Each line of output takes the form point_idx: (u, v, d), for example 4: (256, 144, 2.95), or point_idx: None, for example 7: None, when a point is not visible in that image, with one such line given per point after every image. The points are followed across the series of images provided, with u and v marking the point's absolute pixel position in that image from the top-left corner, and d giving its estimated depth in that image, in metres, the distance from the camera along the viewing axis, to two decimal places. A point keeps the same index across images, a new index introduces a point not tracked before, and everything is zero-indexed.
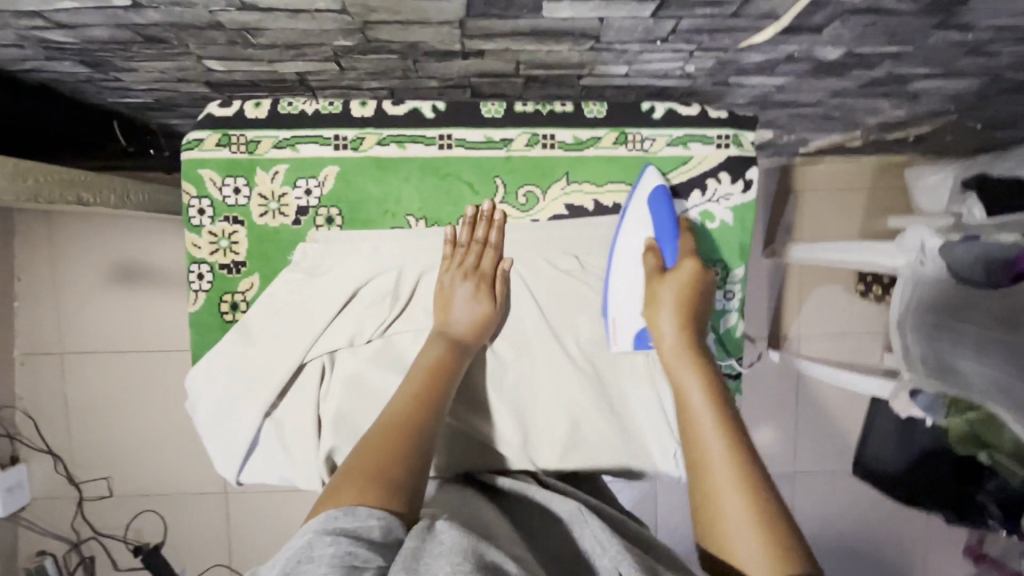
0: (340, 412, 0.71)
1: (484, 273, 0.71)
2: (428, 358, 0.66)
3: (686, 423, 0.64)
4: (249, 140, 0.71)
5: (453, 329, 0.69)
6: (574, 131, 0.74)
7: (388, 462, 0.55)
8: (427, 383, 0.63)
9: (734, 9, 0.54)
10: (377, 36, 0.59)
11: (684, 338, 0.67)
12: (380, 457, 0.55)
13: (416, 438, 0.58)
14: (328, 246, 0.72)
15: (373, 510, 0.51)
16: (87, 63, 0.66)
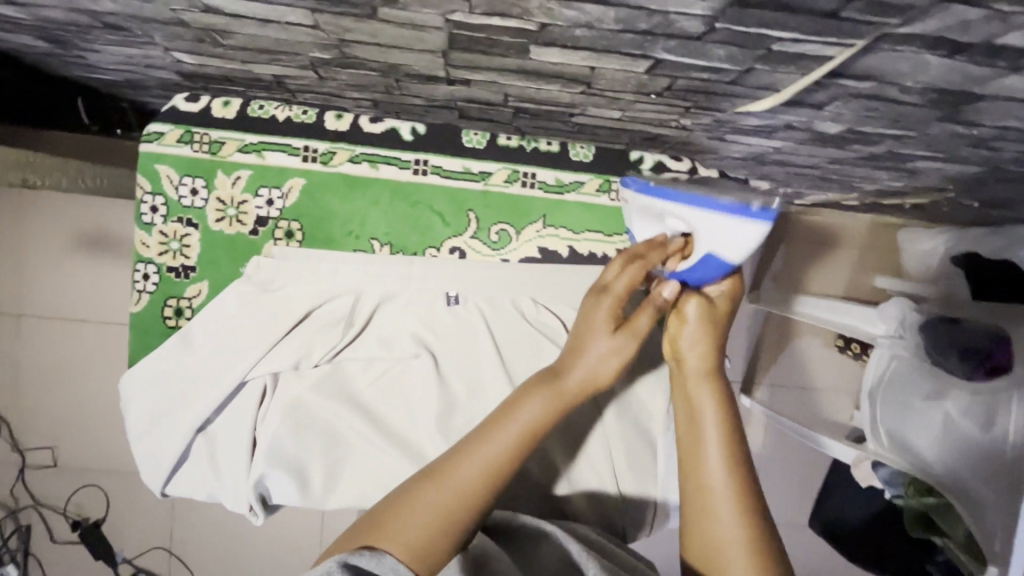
0: (274, 438, 0.67)
1: (620, 295, 0.57)
2: (534, 413, 0.55)
3: (690, 453, 0.59)
4: (213, 140, 0.66)
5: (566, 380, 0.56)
6: (557, 173, 0.70)
7: (438, 521, 0.48)
8: (513, 446, 0.53)
9: (734, 77, 0.51)
10: (355, 53, 0.56)
11: (709, 366, 0.61)
12: (427, 509, 0.49)
13: (482, 500, 0.51)
14: (283, 262, 0.68)
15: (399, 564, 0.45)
16: (47, 39, 0.61)
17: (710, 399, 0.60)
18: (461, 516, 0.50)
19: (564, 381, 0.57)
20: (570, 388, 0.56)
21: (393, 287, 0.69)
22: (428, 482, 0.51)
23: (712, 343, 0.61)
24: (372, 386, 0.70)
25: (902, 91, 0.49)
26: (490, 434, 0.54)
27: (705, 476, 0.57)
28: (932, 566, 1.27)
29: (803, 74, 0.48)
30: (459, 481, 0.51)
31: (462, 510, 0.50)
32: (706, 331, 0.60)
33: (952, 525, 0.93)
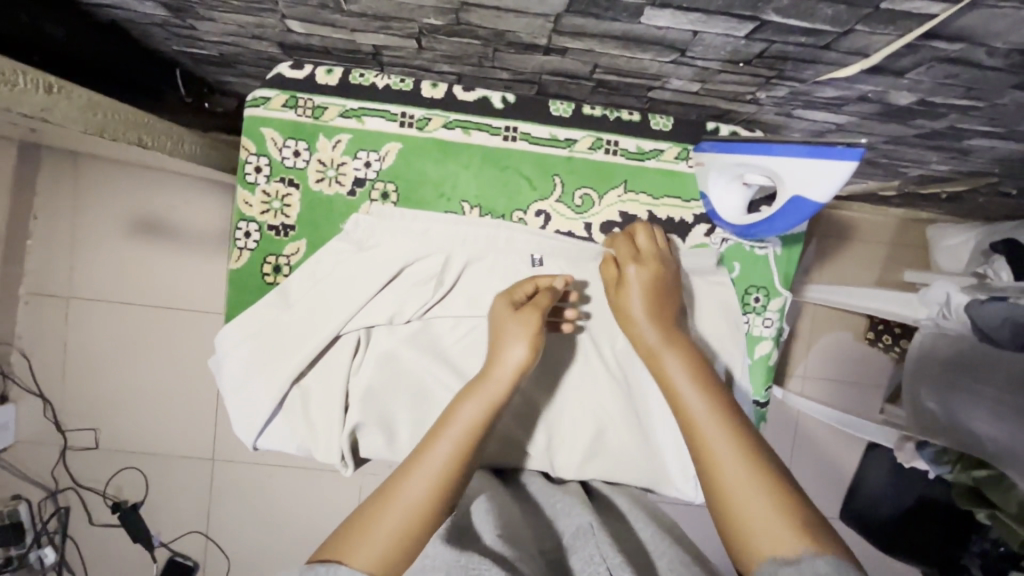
0: (368, 389, 0.71)
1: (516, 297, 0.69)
2: (467, 418, 0.58)
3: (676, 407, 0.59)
4: (317, 105, 0.71)
5: (499, 373, 0.62)
6: (638, 141, 0.74)
7: (404, 526, 0.51)
8: (461, 441, 0.57)
9: (830, 41, 0.54)
10: (468, 19, 0.59)
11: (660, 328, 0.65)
12: (388, 523, 0.51)
13: (442, 500, 0.53)
14: (379, 221, 0.71)
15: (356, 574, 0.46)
16: (170, 7, 0.65)
17: (684, 385, 0.60)
18: (424, 520, 0.52)
19: (495, 375, 0.62)
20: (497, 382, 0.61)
21: (482, 248, 0.72)
22: (385, 496, 0.53)
23: (670, 348, 0.63)
24: (459, 344, 0.73)
25: (988, 54, 0.53)
26: (434, 439, 0.57)
27: (707, 458, 0.54)
28: (967, 556, 1.32)
29: (898, 36, 0.52)
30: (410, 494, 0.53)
31: (428, 513, 0.52)
32: (666, 339, 0.63)
33: (1005, 499, 0.98)
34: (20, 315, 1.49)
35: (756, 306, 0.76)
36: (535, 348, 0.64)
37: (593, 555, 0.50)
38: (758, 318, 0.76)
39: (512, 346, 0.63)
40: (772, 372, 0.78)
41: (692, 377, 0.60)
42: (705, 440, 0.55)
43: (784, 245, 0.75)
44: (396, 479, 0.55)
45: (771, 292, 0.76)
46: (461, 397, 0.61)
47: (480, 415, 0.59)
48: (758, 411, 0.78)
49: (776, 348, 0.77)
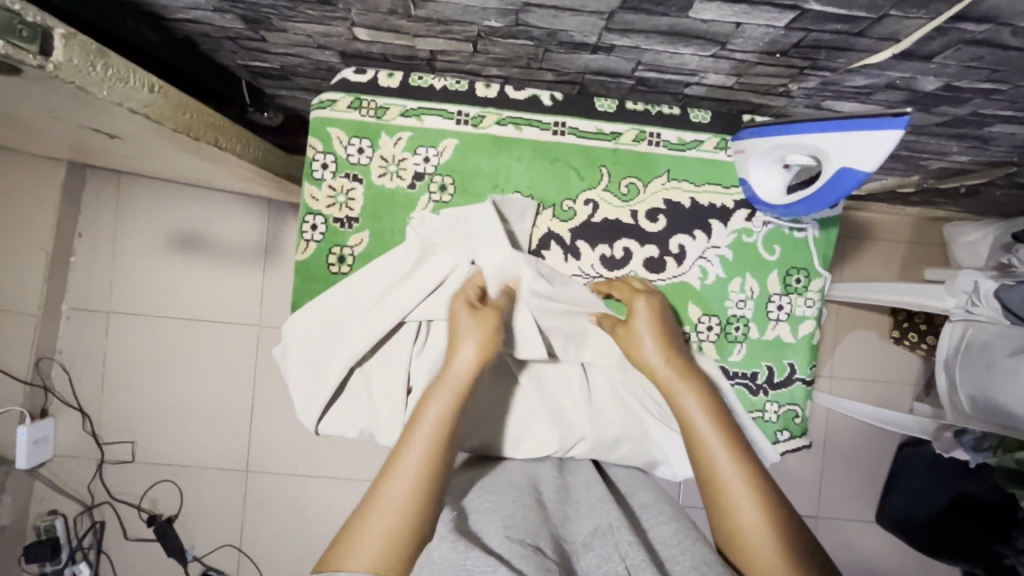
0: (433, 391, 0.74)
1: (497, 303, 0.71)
2: (435, 418, 0.61)
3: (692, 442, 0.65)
4: (379, 106, 0.77)
5: (458, 367, 0.65)
6: (679, 133, 0.78)
7: (391, 532, 0.55)
8: (431, 440, 0.60)
9: (864, 27, 0.59)
10: (527, 20, 0.65)
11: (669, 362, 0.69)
12: (380, 525, 0.55)
13: (424, 503, 0.57)
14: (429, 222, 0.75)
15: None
16: (247, 19, 0.70)
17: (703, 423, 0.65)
18: (413, 527, 0.55)
19: (457, 366, 0.65)
20: (459, 372, 0.64)
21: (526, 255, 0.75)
22: (369, 505, 0.57)
23: (681, 379, 0.68)
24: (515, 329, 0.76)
25: (1012, 34, 0.58)
26: (406, 443, 0.60)
27: (728, 513, 0.59)
28: (1011, 553, 1.23)
29: (929, 20, 0.57)
30: (393, 496, 0.56)
31: (410, 523, 0.55)
32: (682, 387, 0.68)
33: None
34: (62, 331, 1.53)
35: (797, 287, 0.79)
36: (488, 345, 0.66)
37: (611, 553, 0.52)
38: (801, 299, 0.79)
39: (466, 344, 0.66)
40: (816, 351, 0.80)
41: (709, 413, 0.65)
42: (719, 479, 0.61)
43: (822, 227, 0.78)
44: (374, 490, 0.58)
45: (811, 274, 0.79)
46: (426, 397, 0.63)
47: (447, 413, 0.62)
48: (804, 389, 0.80)
49: (819, 328, 0.80)
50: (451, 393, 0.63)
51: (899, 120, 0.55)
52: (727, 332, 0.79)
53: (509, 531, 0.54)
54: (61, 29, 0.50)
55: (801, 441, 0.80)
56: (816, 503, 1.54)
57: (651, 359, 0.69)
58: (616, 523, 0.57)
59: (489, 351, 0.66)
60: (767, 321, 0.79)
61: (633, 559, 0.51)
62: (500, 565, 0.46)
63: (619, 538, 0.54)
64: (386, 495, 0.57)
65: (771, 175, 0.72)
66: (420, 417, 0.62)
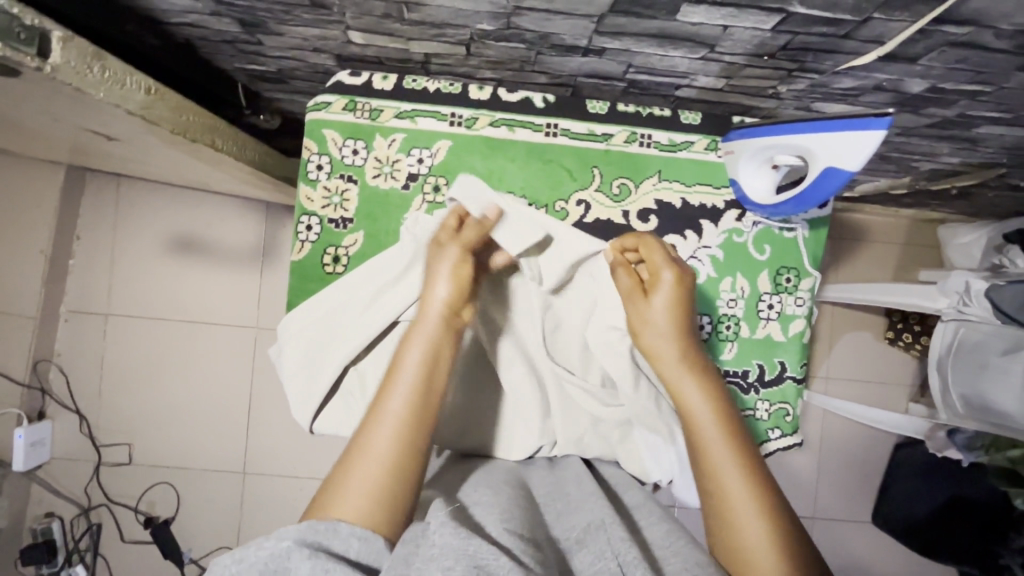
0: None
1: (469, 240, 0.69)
2: (416, 361, 0.62)
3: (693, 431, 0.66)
4: (374, 108, 0.78)
5: (432, 310, 0.65)
6: (670, 134, 0.79)
7: (377, 478, 0.55)
8: (410, 384, 0.61)
9: (849, 30, 0.60)
10: (519, 23, 0.66)
11: (679, 351, 0.69)
12: (367, 475, 0.55)
13: (408, 447, 0.58)
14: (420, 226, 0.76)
15: (355, 529, 0.51)
16: (244, 22, 0.71)
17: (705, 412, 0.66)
18: (398, 474, 0.56)
19: (431, 309, 0.65)
20: (436, 312, 0.65)
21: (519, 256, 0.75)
22: (353, 455, 0.57)
23: (688, 364, 0.69)
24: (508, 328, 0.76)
25: (995, 36, 0.59)
26: (386, 390, 0.61)
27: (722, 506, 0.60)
28: (1008, 554, 1.25)
29: (912, 22, 0.58)
30: (380, 445, 0.57)
31: (394, 468, 0.56)
32: (693, 375, 0.68)
33: None
34: (60, 333, 1.54)
35: (787, 286, 0.80)
36: (459, 286, 0.67)
37: (604, 549, 0.53)
38: (791, 298, 0.80)
39: (440, 282, 0.66)
40: (806, 350, 0.81)
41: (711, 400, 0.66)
42: (716, 471, 0.63)
43: (812, 226, 0.79)
44: (359, 438, 0.58)
45: (801, 273, 0.79)
46: (403, 342, 0.64)
47: (424, 358, 0.63)
48: (795, 387, 0.81)
49: (809, 327, 0.81)
50: (430, 337, 0.64)
51: (883, 121, 0.56)
52: (718, 331, 0.80)
53: (507, 524, 0.54)
54: (59, 31, 0.51)
55: (792, 439, 0.81)
56: (812, 503, 1.55)
57: (659, 341, 0.69)
58: (609, 517, 0.57)
59: (461, 293, 0.67)
60: (757, 321, 0.80)
61: (627, 556, 0.51)
62: (503, 555, 0.47)
63: (611, 532, 0.55)
64: (370, 444, 0.57)
65: (758, 176, 0.73)
66: (401, 362, 0.62)
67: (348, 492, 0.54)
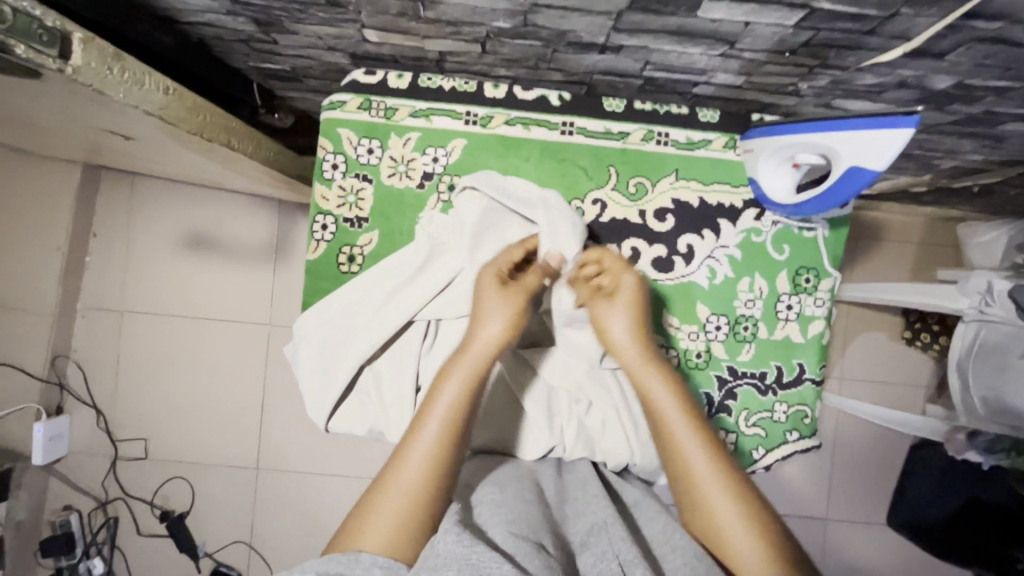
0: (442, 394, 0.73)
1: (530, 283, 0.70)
2: (450, 397, 0.62)
3: (659, 430, 0.65)
4: (389, 107, 0.78)
5: (476, 348, 0.65)
6: (687, 132, 0.78)
7: (401, 512, 0.56)
8: (447, 419, 0.61)
9: (874, 26, 0.59)
10: (535, 21, 0.65)
11: (639, 344, 0.69)
12: (392, 508, 0.57)
13: (433, 482, 0.58)
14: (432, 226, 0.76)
15: (378, 559, 0.53)
16: (259, 22, 0.71)
17: (667, 404, 0.66)
18: (421, 504, 0.57)
19: (475, 348, 0.66)
20: (476, 349, 0.65)
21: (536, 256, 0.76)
22: (382, 485, 0.59)
23: (652, 370, 0.68)
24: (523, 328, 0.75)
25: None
26: (420, 422, 0.62)
27: (700, 507, 0.60)
28: None
29: (941, 17, 0.56)
30: (405, 478, 0.58)
31: (416, 502, 0.57)
32: (657, 372, 0.68)
33: None
34: (77, 329, 1.56)
35: (806, 287, 0.78)
36: (514, 324, 0.67)
37: (606, 551, 0.53)
38: (809, 299, 0.79)
39: (490, 321, 0.66)
40: (826, 351, 0.80)
41: (674, 398, 0.66)
42: (690, 469, 0.62)
43: (832, 226, 0.78)
44: (389, 467, 0.60)
45: (820, 273, 0.78)
46: (444, 374, 0.64)
47: (463, 391, 0.63)
48: (814, 389, 0.79)
49: (828, 327, 0.79)
50: (468, 371, 0.64)
51: (909, 116, 0.54)
52: (735, 332, 0.79)
53: (512, 528, 0.54)
54: (80, 33, 0.51)
55: (811, 442, 0.79)
56: (825, 504, 1.54)
57: (620, 337, 0.70)
58: (612, 519, 0.57)
59: (512, 334, 0.66)
60: (776, 321, 0.79)
61: (627, 556, 0.51)
62: (505, 562, 0.47)
63: (613, 533, 0.55)
64: (398, 477, 0.59)
65: (778, 176, 0.72)
66: (435, 397, 0.63)
67: (371, 527, 0.56)
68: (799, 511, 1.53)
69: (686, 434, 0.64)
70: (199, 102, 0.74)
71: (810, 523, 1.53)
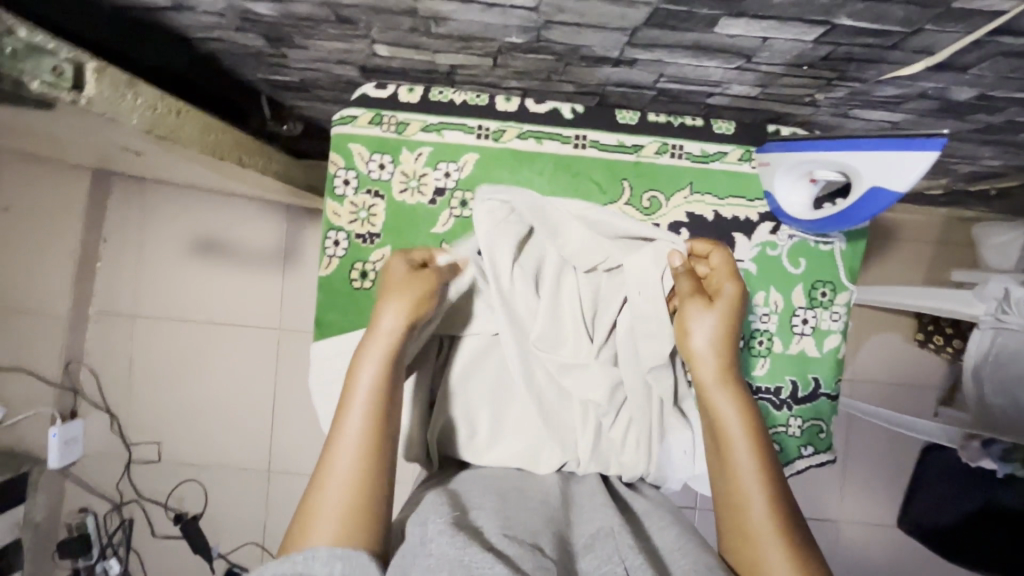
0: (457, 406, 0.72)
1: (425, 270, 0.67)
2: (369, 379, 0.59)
3: (724, 451, 0.62)
4: (400, 121, 0.77)
5: (384, 325, 0.61)
6: (702, 145, 0.77)
7: (342, 506, 0.54)
8: (370, 401, 0.58)
9: (897, 41, 0.58)
10: (548, 36, 0.64)
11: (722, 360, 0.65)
12: (332, 506, 0.54)
13: (371, 468, 0.56)
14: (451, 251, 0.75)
15: (336, 552, 0.50)
16: (268, 37, 0.71)
17: (736, 427, 0.62)
18: (362, 489, 0.55)
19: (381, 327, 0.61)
20: (386, 329, 0.61)
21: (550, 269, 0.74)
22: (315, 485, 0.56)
23: (726, 389, 0.64)
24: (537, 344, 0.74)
25: None
26: (344, 410, 0.58)
27: (749, 539, 0.57)
28: None
29: (966, 33, 0.55)
30: (340, 471, 0.55)
31: (363, 487, 0.55)
32: (729, 393, 0.64)
33: None
34: (89, 334, 1.57)
35: (822, 300, 0.78)
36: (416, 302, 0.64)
37: (612, 555, 0.51)
38: (826, 313, 0.78)
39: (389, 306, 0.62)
40: (842, 365, 0.79)
41: (745, 424, 0.62)
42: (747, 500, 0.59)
43: (849, 239, 0.77)
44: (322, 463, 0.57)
45: (837, 286, 0.77)
46: (357, 357, 0.60)
47: (380, 369, 0.59)
48: (829, 404, 0.79)
49: (844, 341, 0.78)
50: (382, 350, 0.60)
51: (940, 139, 0.53)
52: (750, 346, 0.78)
53: (508, 529, 0.53)
54: (92, 62, 0.51)
55: (826, 456, 0.79)
56: (835, 505, 1.54)
57: (703, 347, 0.65)
58: (618, 524, 0.56)
59: (419, 306, 0.64)
60: (791, 336, 0.78)
61: (632, 561, 0.49)
62: (499, 562, 0.45)
63: (619, 539, 0.53)
64: (332, 471, 0.55)
65: (796, 192, 0.71)
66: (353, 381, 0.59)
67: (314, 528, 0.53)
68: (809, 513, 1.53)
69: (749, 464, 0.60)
70: (210, 121, 0.74)
71: (820, 524, 1.53)
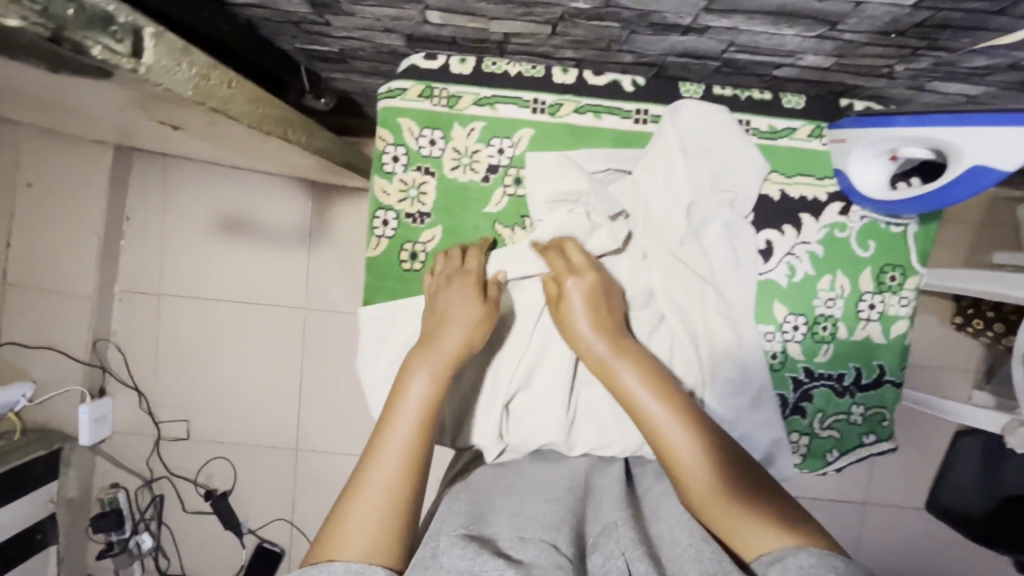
0: (518, 396, 0.71)
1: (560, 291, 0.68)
2: (417, 398, 0.58)
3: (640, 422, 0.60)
4: (452, 94, 0.75)
5: (446, 346, 0.62)
6: (770, 120, 0.75)
7: (375, 514, 0.52)
8: (416, 423, 0.57)
9: (1006, 5, 0.53)
10: (619, 1, 0.59)
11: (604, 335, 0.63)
12: (366, 514, 0.52)
13: (411, 481, 0.55)
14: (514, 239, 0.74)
15: (352, 565, 0.48)
16: (315, 3, 0.66)
17: (641, 393, 0.60)
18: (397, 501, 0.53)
19: (443, 347, 0.62)
20: (449, 349, 0.62)
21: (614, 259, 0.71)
22: (354, 490, 0.54)
23: (619, 359, 0.62)
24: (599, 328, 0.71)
25: None
26: (388, 424, 0.57)
27: (697, 498, 0.55)
28: None
29: None
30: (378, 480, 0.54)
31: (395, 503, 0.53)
32: (624, 361, 0.62)
33: None
34: (115, 312, 1.56)
35: (891, 285, 0.75)
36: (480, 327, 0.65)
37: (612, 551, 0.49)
38: (894, 297, 0.75)
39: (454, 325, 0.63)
40: (908, 352, 0.76)
41: (649, 387, 0.60)
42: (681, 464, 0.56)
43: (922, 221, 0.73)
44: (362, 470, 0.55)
45: (907, 270, 0.74)
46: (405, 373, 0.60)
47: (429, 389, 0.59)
48: (894, 392, 0.76)
49: (912, 327, 0.75)
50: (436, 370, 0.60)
51: None
52: (814, 332, 0.75)
53: None
54: (151, 26, 0.49)
55: (888, 445, 0.77)
56: (864, 487, 1.53)
57: (585, 328, 0.64)
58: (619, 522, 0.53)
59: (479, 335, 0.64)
60: (857, 321, 0.75)
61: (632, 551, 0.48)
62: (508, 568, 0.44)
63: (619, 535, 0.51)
64: (371, 477, 0.54)
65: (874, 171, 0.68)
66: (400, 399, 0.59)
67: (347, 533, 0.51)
68: (837, 496, 1.53)
69: (672, 423, 0.58)
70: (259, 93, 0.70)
71: (848, 506, 1.53)
